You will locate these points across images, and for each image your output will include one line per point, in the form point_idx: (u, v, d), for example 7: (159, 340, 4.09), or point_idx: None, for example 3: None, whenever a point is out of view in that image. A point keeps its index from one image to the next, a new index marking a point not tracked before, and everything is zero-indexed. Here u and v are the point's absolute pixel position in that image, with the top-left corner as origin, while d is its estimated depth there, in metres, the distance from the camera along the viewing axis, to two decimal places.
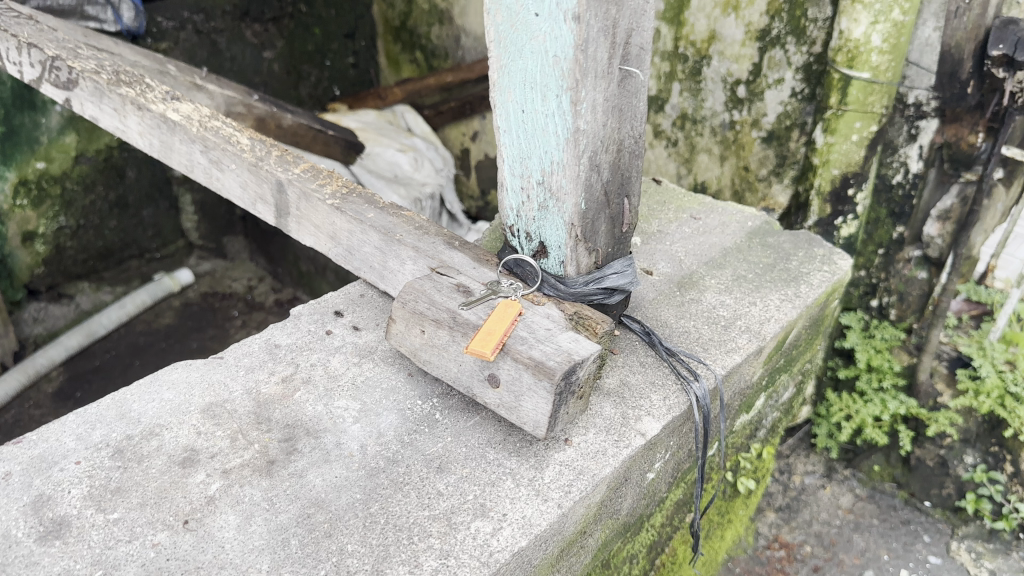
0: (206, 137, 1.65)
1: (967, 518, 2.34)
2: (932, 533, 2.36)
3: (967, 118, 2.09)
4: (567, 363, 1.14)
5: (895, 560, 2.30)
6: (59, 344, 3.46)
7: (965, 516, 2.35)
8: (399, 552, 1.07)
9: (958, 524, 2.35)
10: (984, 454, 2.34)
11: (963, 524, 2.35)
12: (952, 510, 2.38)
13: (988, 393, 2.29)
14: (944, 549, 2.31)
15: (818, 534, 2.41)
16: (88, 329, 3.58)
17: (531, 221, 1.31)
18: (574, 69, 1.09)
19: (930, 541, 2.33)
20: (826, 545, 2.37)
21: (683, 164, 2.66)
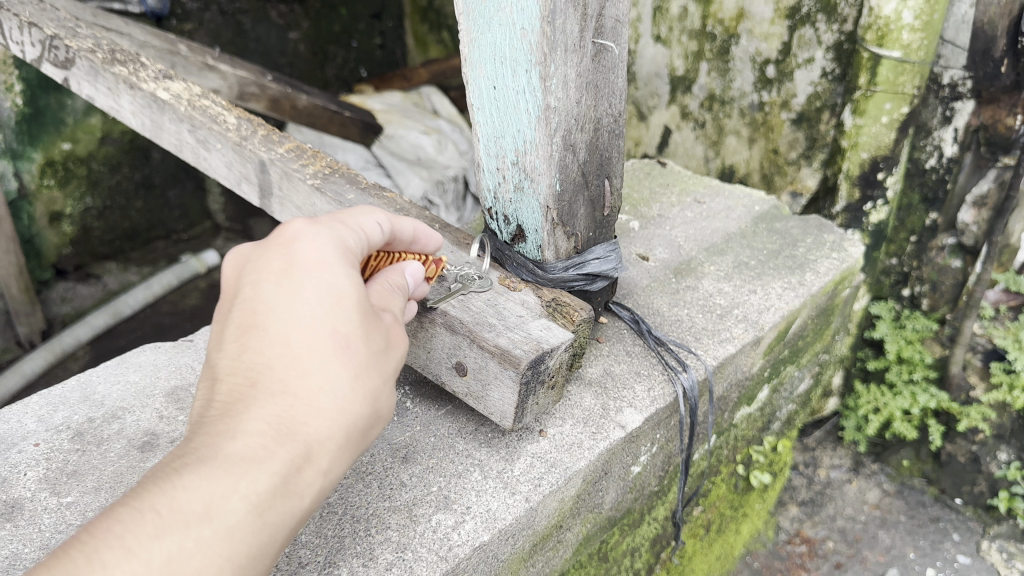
0: (193, 117, 1.61)
1: (1000, 517, 2.22)
2: (962, 531, 2.26)
3: (1005, 99, 1.89)
4: (534, 352, 1.08)
5: (921, 559, 2.21)
6: (86, 324, 3.44)
7: (998, 515, 2.23)
8: (355, 544, 1.04)
9: (990, 523, 2.24)
10: (1019, 451, 2.15)
11: (995, 523, 2.23)
12: (984, 508, 2.26)
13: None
14: (975, 548, 2.22)
15: (841, 530, 2.32)
16: (115, 309, 3.56)
17: (508, 203, 1.26)
18: (541, 42, 1.03)
19: (959, 539, 2.24)
20: (849, 541, 2.29)
21: (711, 146, 2.47)
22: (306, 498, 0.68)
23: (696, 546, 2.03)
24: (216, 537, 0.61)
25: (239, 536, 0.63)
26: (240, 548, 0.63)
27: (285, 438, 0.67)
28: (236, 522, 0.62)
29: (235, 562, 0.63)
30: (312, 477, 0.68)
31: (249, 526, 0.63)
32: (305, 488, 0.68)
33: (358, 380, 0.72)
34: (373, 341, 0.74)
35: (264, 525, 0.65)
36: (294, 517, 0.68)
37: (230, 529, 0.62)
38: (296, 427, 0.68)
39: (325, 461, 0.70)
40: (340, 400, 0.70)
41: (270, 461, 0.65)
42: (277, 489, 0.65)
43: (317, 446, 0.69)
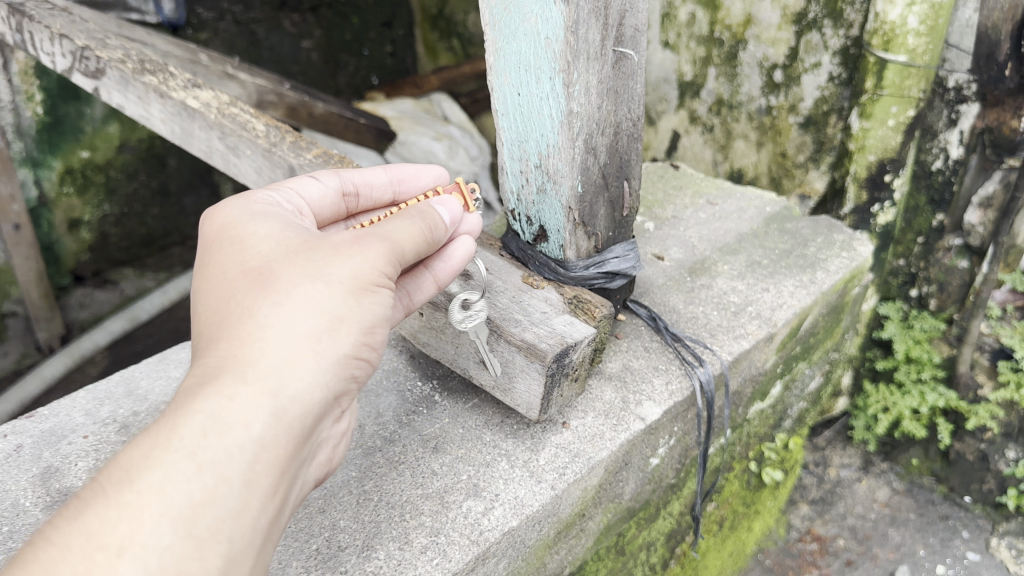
0: (223, 124, 1.68)
1: (1008, 514, 2.25)
2: (971, 529, 2.29)
3: (1010, 102, 1.93)
4: (559, 346, 1.14)
5: (931, 555, 2.24)
6: (104, 330, 3.45)
7: (1006, 512, 2.25)
8: (391, 529, 1.09)
9: (999, 520, 2.26)
10: None
11: (1004, 520, 2.25)
12: (992, 506, 2.29)
13: None
14: (984, 545, 2.25)
15: (851, 527, 2.36)
16: (132, 315, 3.56)
17: (531, 205, 1.31)
18: (565, 51, 1.09)
19: (968, 537, 2.27)
20: (859, 538, 2.32)
21: (719, 150, 2.52)
22: (255, 431, 0.68)
23: (710, 542, 2.07)
24: (144, 487, 0.60)
25: (177, 484, 0.61)
26: (187, 495, 0.61)
27: (202, 385, 0.68)
28: (165, 471, 0.61)
29: (186, 512, 0.61)
30: (248, 408, 0.68)
31: (184, 470, 0.62)
32: (246, 421, 0.67)
33: (278, 311, 0.75)
34: (291, 267, 0.79)
35: (206, 466, 0.63)
36: (247, 452, 0.67)
37: (161, 481, 0.61)
38: (213, 373, 0.69)
39: (260, 389, 0.69)
40: (259, 337, 0.73)
41: (190, 408, 0.66)
42: (207, 426, 0.65)
43: (244, 380, 0.69)
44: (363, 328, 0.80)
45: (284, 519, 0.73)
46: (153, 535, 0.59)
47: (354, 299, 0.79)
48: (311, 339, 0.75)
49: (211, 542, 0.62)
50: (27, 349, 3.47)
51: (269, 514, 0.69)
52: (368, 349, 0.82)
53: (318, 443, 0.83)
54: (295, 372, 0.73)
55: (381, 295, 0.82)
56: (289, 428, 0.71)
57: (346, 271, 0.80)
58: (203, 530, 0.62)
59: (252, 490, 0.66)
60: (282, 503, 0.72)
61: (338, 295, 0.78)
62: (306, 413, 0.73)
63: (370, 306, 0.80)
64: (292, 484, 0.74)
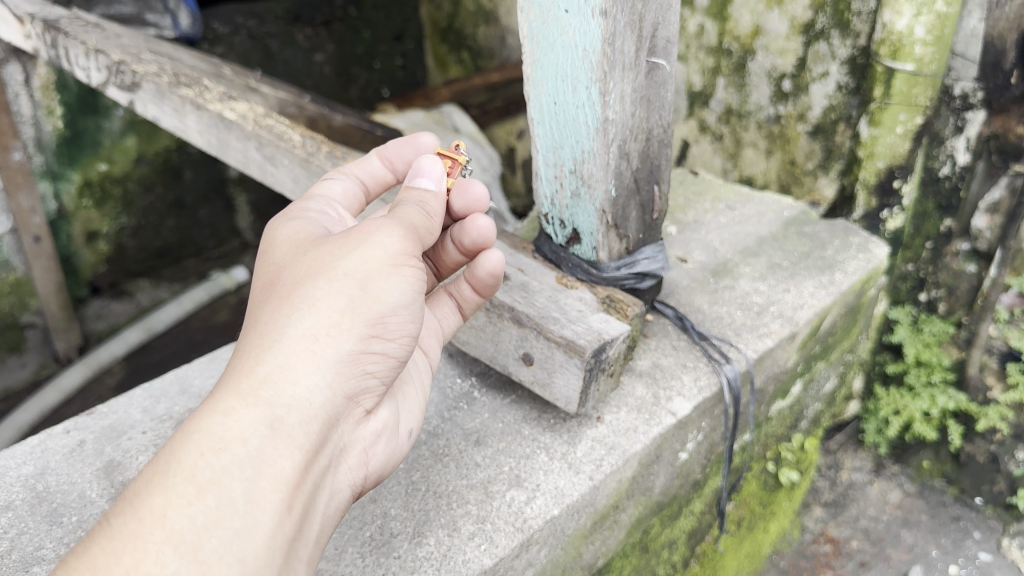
0: (260, 135, 1.74)
1: (1018, 515, 2.27)
2: (982, 530, 2.31)
3: (1015, 109, 1.99)
4: (597, 342, 1.19)
5: (943, 556, 2.26)
6: (120, 340, 3.47)
7: (1017, 513, 2.28)
8: (439, 517, 1.14)
9: (1010, 521, 2.29)
10: None
11: (1015, 521, 2.28)
12: (1003, 507, 2.32)
13: None
14: (995, 546, 2.27)
15: (865, 529, 2.37)
16: (148, 325, 3.59)
17: (565, 209, 1.37)
18: (602, 62, 1.14)
19: (980, 538, 2.29)
20: (873, 540, 2.33)
21: (728, 159, 2.55)
22: (251, 446, 0.73)
23: (727, 544, 2.09)
24: (146, 516, 0.65)
25: (178, 509, 0.66)
26: (189, 518, 0.67)
27: (203, 408, 0.74)
28: (166, 498, 0.67)
29: (191, 536, 0.66)
30: (243, 426, 0.73)
31: (185, 494, 0.67)
32: (242, 438, 0.72)
33: (278, 324, 0.80)
34: (290, 280, 0.83)
35: (205, 489, 0.68)
36: (246, 469, 0.72)
37: (162, 509, 0.66)
38: (213, 396, 0.75)
39: (255, 405, 0.75)
40: (259, 354, 0.78)
41: (192, 432, 0.72)
42: (204, 449, 0.70)
43: (240, 398, 0.75)
44: (368, 323, 0.83)
45: (307, 523, 0.78)
46: (158, 563, 0.63)
47: (356, 295, 0.82)
48: (310, 345, 0.79)
49: (218, 562, 0.67)
50: (45, 360, 3.51)
51: (284, 527, 0.73)
52: (380, 343, 0.86)
53: (344, 445, 0.88)
54: (291, 383, 0.78)
55: (397, 274, 0.84)
56: (290, 438, 0.76)
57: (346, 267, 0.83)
58: (210, 553, 0.66)
59: (257, 503, 0.71)
60: (301, 509, 0.76)
61: (337, 294, 0.81)
62: (307, 420, 0.78)
63: (376, 297, 0.83)
64: (309, 490, 0.78)
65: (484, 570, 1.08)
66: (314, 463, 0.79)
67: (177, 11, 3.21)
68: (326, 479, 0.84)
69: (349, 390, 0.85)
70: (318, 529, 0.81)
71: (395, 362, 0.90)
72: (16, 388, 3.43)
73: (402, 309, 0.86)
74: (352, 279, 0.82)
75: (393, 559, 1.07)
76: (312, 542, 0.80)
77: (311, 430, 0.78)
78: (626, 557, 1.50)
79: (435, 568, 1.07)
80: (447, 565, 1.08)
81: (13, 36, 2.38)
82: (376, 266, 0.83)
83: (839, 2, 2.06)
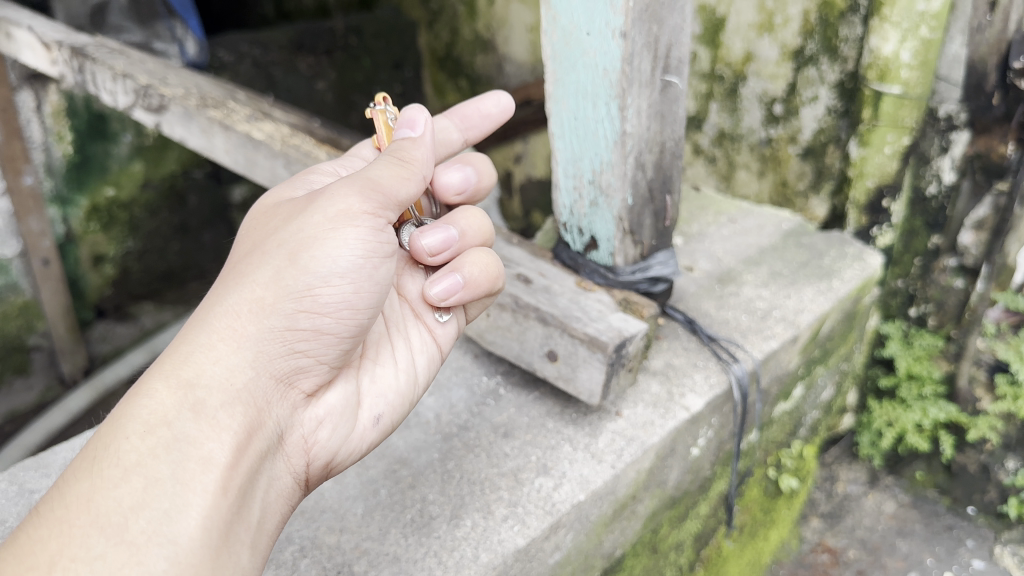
0: (288, 153, 1.85)
1: (1011, 523, 2.33)
2: (975, 538, 2.36)
3: (997, 129, 2.07)
4: (618, 338, 1.29)
5: (938, 564, 2.30)
6: (126, 361, 3.49)
7: (1008, 521, 2.34)
8: (474, 501, 1.22)
9: (1001, 529, 2.35)
10: None
11: (1007, 529, 2.34)
12: (995, 515, 2.37)
13: None
14: (988, 553, 2.31)
15: (861, 539, 2.40)
16: (153, 347, 3.60)
17: (583, 217, 1.47)
18: (621, 79, 1.25)
19: (973, 546, 2.34)
20: (869, 549, 2.37)
21: (723, 180, 2.65)
22: (176, 428, 0.78)
23: (731, 550, 2.10)
24: (73, 502, 0.71)
25: (103, 492, 0.72)
26: (115, 502, 0.72)
27: (129, 396, 0.80)
28: (92, 485, 0.73)
29: (117, 518, 0.71)
30: (164, 409, 0.79)
31: (111, 478, 0.73)
32: (166, 420, 0.78)
33: (205, 310, 0.87)
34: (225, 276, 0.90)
35: (131, 470, 0.74)
36: (172, 450, 0.77)
37: (87, 494, 0.72)
38: (139, 384, 0.82)
39: (175, 387, 0.81)
40: (184, 340, 0.85)
41: (121, 420, 0.78)
42: (130, 433, 0.76)
43: (163, 382, 0.81)
44: (291, 295, 0.89)
45: (246, 508, 0.81)
46: (83, 546, 0.69)
47: (280, 267, 0.89)
48: (233, 324, 0.86)
49: (147, 543, 0.71)
50: (51, 383, 3.55)
51: (218, 504, 0.77)
52: (305, 315, 0.90)
53: (287, 430, 0.92)
54: (212, 362, 0.84)
55: (327, 242, 0.90)
56: (215, 419, 0.81)
57: (280, 242, 0.91)
58: (137, 534, 0.71)
59: (186, 484, 0.76)
60: (237, 492, 0.80)
61: (263, 269, 0.90)
62: (232, 401, 0.83)
63: (305, 267, 0.90)
64: (247, 472, 0.82)
65: (519, 549, 1.15)
66: (248, 443, 0.83)
67: (184, 40, 3.27)
68: (269, 466, 0.88)
69: (276, 368, 0.90)
70: (263, 515, 0.85)
71: (336, 345, 0.95)
72: (22, 412, 3.47)
73: (331, 278, 0.91)
74: (282, 251, 0.90)
75: (434, 539, 1.16)
76: (257, 528, 0.83)
77: (238, 408, 0.83)
78: (636, 556, 1.56)
79: (474, 546, 1.15)
80: (484, 543, 1.16)
81: (39, 63, 2.47)
82: (310, 235, 0.90)
83: (827, 29, 2.17)
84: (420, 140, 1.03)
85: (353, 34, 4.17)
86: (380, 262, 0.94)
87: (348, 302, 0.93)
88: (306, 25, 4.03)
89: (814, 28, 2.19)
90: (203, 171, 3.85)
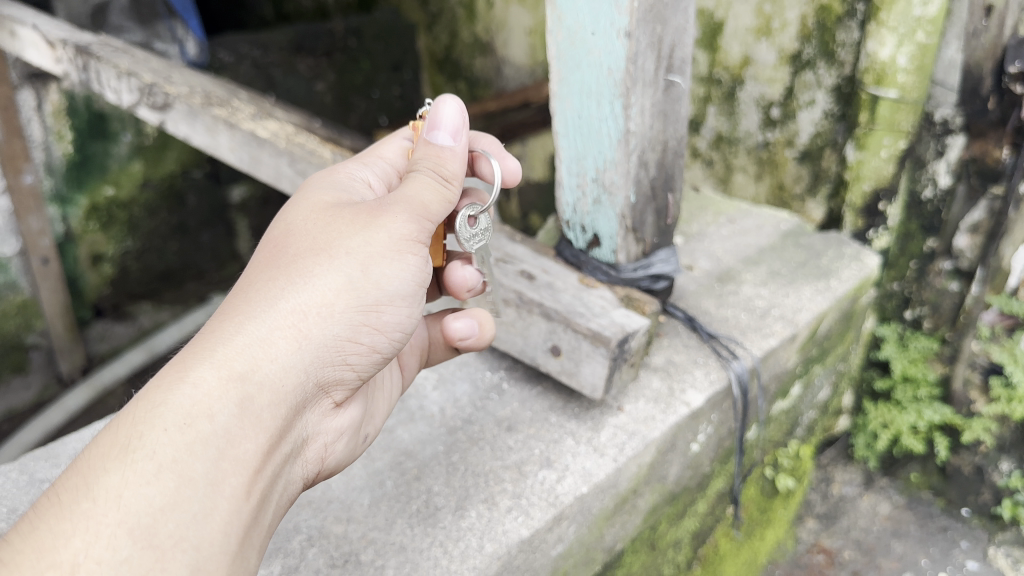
0: (293, 151, 1.87)
1: (1004, 525, 2.33)
2: (969, 539, 2.36)
3: (992, 133, 2.08)
4: (621, 333, 1.31)
5: (932, 564, 2.30)
6: (123, 361, 3.49)
7: (1002, 523, 2.34)
8: (479, 492, 1.24)
9: (995, 531, 2.35)
10: (1019, 461, 2.27)
11: (1000, 531, 2.34)
12: (989, 517, 2.38)
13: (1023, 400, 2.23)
14: (982, 554, 2.31)
15: (856, 540, 2.41)
16: (150, 346, 3.60)
17: (586, 215, 1.49)
18: (625, 79, 1.27)
19: (967, 547, 2.34)
20: (864, 550, 2.38)
21: (720, 183, 2.68)
22: (218, 423, 0.76)
23: (729, 548, 2.10)
24: (100, 495, 0.67)
25: (134, 488, 0.68)
26: (145, 500, 0.68)
27: (173, 376, 0.77)
28: (124, 477, 0.69)
29: (147, 519, 0.68)
30: (211, 401, 0.76)
31: (144, 472, 0.69)
32: (210, 413, 0.76)
33: (269, 297, 0.85)
34: (289, 264, 0.89)
35: (166, 467, 0.71)
36: (210, 447, 0.74)
37: (117, 488, 0.68)
38: (183, 364, 0.78)
39: (225, 378, 0.79)
40: (240, 327, 0.82)
41: (160, 405, 0.74)
42: (169, 425, 0.73)
43: (212, 369, 0.79)
44: (359, 307, 0.90)
45: (262, 514, 0.80)
46: (109, 548, 0.65)
47: (353, 276, 0.89)
48: (295, 322, 0.85)
49: (173, 548, 0.69)
50: (49, 381, 3.54)
51: (243, 512, 0.76)
52: (365, 330, 0.92)
53: (307, 435, 0.92)
54: (269, 359, 0.83)
55: (395, 263, 0.92)
56: (257, 419, 0.80)
57: (350, 247, 0.90)
58: (165, 538, 0.68)
59: (219, 486, 0.74)
60: (259, 499, 0.79)
61: (332, 271, 0.88)
62: (276, 404, 0.82)
63: (375, 282, 0.91)
64: (269, 478, 0.81)
65: (523, 539, 1.17)
66: (275, 447, 0.83)
67: (185, 40, 3.30)
68: (285, 470, 0.88)
69: (320, 376, 0.89)
70: (270, 523, 0.84)
71: (372, 358, 0.95)
72: (20, 410, 3.46)
73: (387, 297, 0.93)
74: (354, 259, 0.90)
75: (439, 529, 1.18)
76: (268, 534, 0.82)
77: (278, 412, 0.83)
78: (635, 552, 1.57)
79: (479, 536, 1.17)
80: (489, 534, 1.17)
81: (43, 61, 2.48)
82: (380, 251, 0.91)
83: (824, 33, 2.19)
84: (457, 151, 1.00)
85: (352, 35, 4.18)
86: (420, 289, 0.97)
87: (392, 322, 0.95)
88: (306, 26, 4.05)
89: (811, 32, 2.22)
90: (202, 171, 3.86)
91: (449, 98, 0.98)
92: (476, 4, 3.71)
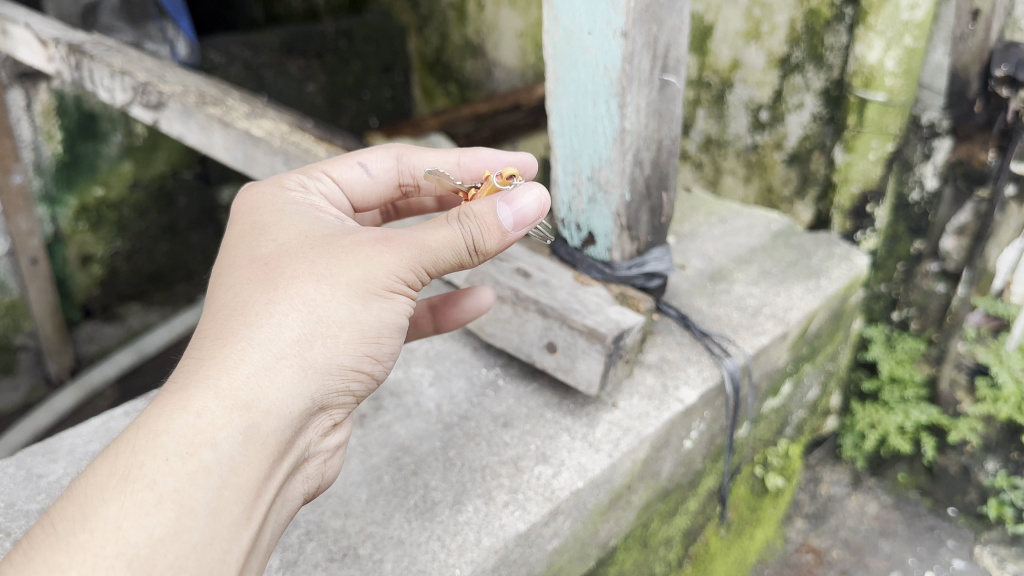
0: (288, 150, 1.87)
1: (990, 524, 2.35)
2: (955, 539, 2.37)
3: (978, 136, 2.09)
4: (616, 330, 1.32)
5: (919, 564, 2.31)
6: (112, 362, 3.47)
7: (988, 522, 2.36)
8: (476, 487, 1.25)
9: (981, 529, 2.36)
10: (1005, 461, 2.29)
11: (986, 529, 2.36)
12: (975, 516, 2.39)
13: (1007, 400, 2.25)
14: (968, 554, 2.32)
15: (844, 539, 2.42)
16: (139, 347, 3.59)
17: (581, 213, 1.51)
18: (621, 77, 1.28)
19: (953, 546, 2.34)
20: (852, 549, 2.38)
21: (709, 185, 2.71)
22: (222, 452, 0.75)
23: (718, 547, 2.10)
24: (98, 526, 0.66)
25: (133, 519, 0.68)
26: (145, 530, 0.68)
27: (174, 402, 0.76)
28: (122, 507, 0.68)
29: (145, 551, 0.67)
30: (215, 429, 0.75)
31: (143, 502, 0.69)
32: (212, 441, 0.74)
33: (268, 323, 0.83)
34: (282, 290, 0.85)
35: (166, 497, 0.70)
36: (212, 477, 0.73)
37: (115, 518, 0.67)
38: (183, 389, 0.77)
39: (230, 408, 0.77)
40: (238, 355, 0.81)
41: (160, 435, 0.73)
42: (171, 454, 0.72)
43: (215, 398, 0.77)
44: (359, 337, 0.88)
45: (261, 536, 0.80)
46: None
47: (353, 309, 0.87)
48: (296, 353, 0.83)
49: None
50: (37, 382, 3.51)
51: (243, 537, 0.75)
52: (365, 357, 0.90)
53: (307, 454, 0.91)
54: (274, 387, 0.81)
55: (395, 298, 0.89)
56: (261, 446, 0.78)
57: (351, 276, 0.87)
58: (164, 569, 0.68)
59: (221, 515, 0.73)
60: (259, 525, 0.78)
61: (332, 303, 0.86)
62: (281, 431, 0.81)
63: (373, 312, 0.88)
64: (270, 501, 0.80)
65: (520, 534, 1.18)
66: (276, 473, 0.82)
67: (175, 40, 3.30)
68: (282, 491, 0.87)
69: (322, 402, 0.88)
70: (268, 544, 0.83)
71: (370, 381, 0.94)
72: (8, 410, 3.43)
73: (384, 326, 0.90)
74: (355, 290, 0.87)
75: (437, 523, 1.19)
76: (265, 554, 0.82)
77: (282, 438, 0.81)
78: (627, 549, 1.58)
79: (476, 531, 1.18)
80: (487, 528, 1.18)
81: (35, 59, 2.48)
82: (382, 283, 0.88)
83: (814, 37, 2.21)
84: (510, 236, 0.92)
85: (342, 37, 4.18)
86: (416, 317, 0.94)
87: (387, 346, 0.93)
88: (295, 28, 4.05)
89: (801, 35, 2.24)
90: (192, 172, 3.85)
91: (536, 194, 0.92)
92: (467, 6, 3.72)
